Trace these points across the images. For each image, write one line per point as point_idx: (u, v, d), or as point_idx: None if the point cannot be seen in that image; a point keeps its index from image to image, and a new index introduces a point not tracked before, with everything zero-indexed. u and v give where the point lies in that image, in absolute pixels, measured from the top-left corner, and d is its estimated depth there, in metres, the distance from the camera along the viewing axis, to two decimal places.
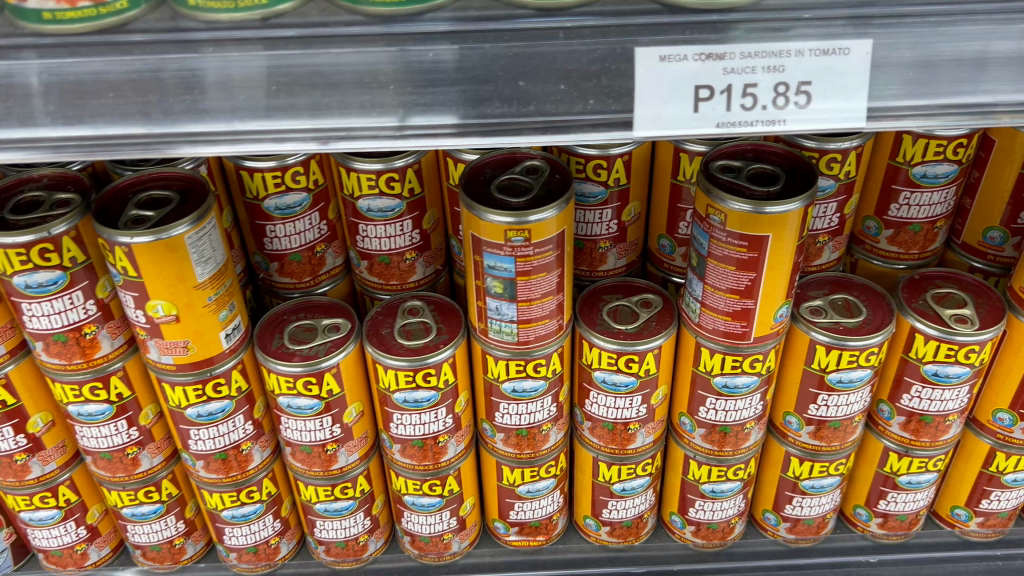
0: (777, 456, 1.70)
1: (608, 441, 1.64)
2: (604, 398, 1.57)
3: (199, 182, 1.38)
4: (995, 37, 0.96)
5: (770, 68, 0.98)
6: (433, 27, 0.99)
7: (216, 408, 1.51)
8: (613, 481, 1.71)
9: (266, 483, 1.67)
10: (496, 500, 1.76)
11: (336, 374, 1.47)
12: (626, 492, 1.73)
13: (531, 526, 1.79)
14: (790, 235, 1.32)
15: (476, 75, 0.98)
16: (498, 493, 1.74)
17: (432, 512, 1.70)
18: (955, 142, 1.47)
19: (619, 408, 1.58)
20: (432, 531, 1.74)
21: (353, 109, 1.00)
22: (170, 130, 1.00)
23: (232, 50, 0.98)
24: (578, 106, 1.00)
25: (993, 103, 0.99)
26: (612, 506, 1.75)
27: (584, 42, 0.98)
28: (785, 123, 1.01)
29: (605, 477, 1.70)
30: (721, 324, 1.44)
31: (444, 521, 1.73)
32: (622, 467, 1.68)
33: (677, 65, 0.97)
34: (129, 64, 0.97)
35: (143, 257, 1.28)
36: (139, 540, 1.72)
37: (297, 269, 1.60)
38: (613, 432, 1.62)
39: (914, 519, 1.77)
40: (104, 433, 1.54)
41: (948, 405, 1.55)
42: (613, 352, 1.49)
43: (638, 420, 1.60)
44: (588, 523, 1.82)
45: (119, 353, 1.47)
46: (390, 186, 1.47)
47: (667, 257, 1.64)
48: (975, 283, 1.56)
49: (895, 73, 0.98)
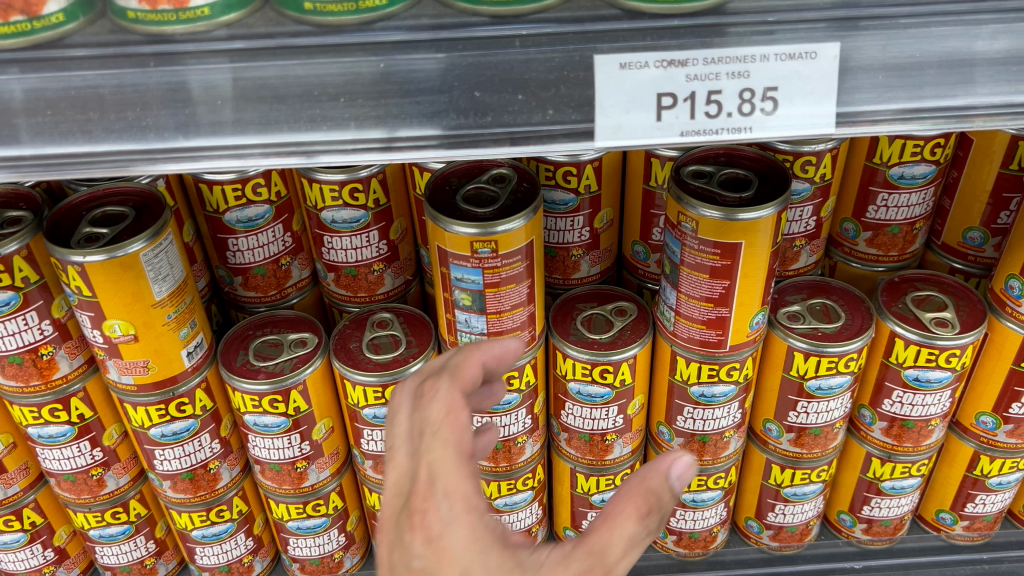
0: (757, 463, 1.67)
1: (585, 452, 1.60)
2: (579, 409, 1.53)
3: (155, 197, 1.35)
4: (967, 38, 0.92)
5: (734, 74, 0.94)
6: (385, 37, 0.93)
7: (181, 428, 1.47)
8: (592, 492, 1.67)
9: (237, 502, 1.63)
10: None
11: (303, 392, 1.43)
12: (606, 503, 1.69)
13: None
14: (763, 242, 1.28)
15: (429, 86, 0.93)
16: None
17: None
18: (932, 142, 1.43)
19: (595, 418, 1.54)
20: None
21: (302, 124, 0.94)
22: (113, 149, 0.94)
23: (173, 64, 0.92)
24: (537, 116, 0.95)
25: (968, 107, 0.94)
26: (592, 517, 1.72)
27: (541, 50, 0.93)
28: (752, 131, 0.96)
29: (583, 488, 1.67)
30: (696, 333, 1.40)
31: None
32: (601, 478, 1.65)
33: (638, 72, 0.93)
34: (67, 81, 0.91)
35: (96, 276, 1.24)
36: (108, 562, 1.68)
37: (262, 283, 1.56)
38: (591, 443, 1.58)
39: (899, 524, 1.74)
40: (66, 455, 1.50)
41: (930, 410, 1.51)
42: (587, 362, 1.45)
43: (616, 431, 1.56)
44: (569, 534, 1.78)
45: (79, 373, 1.43)
46: (354, 197, 1.44)
47: (642, 263, 1.61)
48: (955, 285, 1.53)
49: (865, 77, 0.94)
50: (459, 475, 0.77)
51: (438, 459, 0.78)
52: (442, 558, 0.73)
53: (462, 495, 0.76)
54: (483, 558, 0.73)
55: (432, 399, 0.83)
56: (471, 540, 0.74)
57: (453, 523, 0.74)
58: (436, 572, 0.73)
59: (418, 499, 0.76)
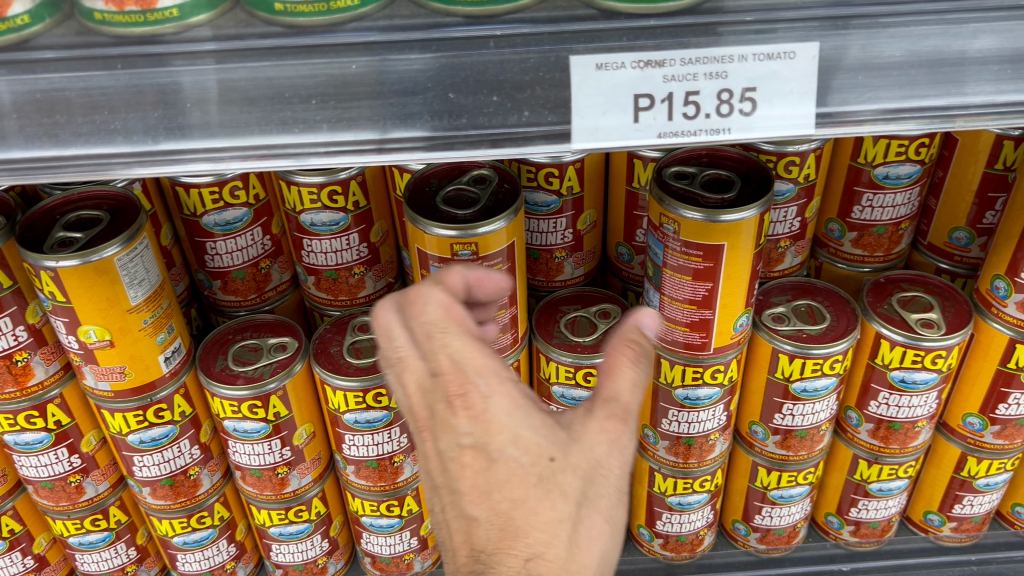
0: (744, 465, 1.66)
1: None
2: None
3: (130, 201, 1.33)
4: (948, 37, 0.91)
5: (712, 75, 0.92)
6: (356, 38, 0.92)
7: (160, 434, 1.45)
8: None
9: (218, 508, 1.61)
10: None
11: (283, 397, 1.42)
12: None
13: None
14: (746, 244, 1.27)
15: (401, 87, 0.91)
16: None
17: (390, 533, 1.65)
18: (917, 141, 1.42)
19: None
20: (392, 551, 1.69)
21: (273, 126, 0.92)
22: (80, 153, 0.91)
23: (140, 67, 0.90)
24: (513, 118, 0.93)
25: (950, 107, 0.93)
26: None
27: (516, 51, 0.91)
28: (730, 132, 0.95)
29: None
30: (680, 336, 1.39)
31: (404, 542, 1.67)
32: None
33: (614, 73, 0.91)
34: (33, 83, 0.89)
35: (71, 281, 1.22)
36: (89, 569, 1.66)
37: (242, 287, 1.55)
38: None
39: (886, 525, 1.73)
40: (43, 462, 1.48)
41: (917, 411, 1.50)
42: (570, 365, 1.44)
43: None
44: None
45: (55, 379, 1.41)
46: (333, 200, 1.42)
47: (626, 265, 1.60)
48: (941, 285, 1.52)
49: (844, 77, 0.92)
50: (481, 354, 0.81)
51: (457, 350, 0.81)
52: (492, 427, 0.77)
53: (492, 371, 0.80)
54: (528, 419, 0.79)
55: (423, 304, 0.86)
56: (514, 406, 0.79)
57: (493, 395, 0.78)
58: (487, 441, 0.77)
59: (453, 387, 0.79)
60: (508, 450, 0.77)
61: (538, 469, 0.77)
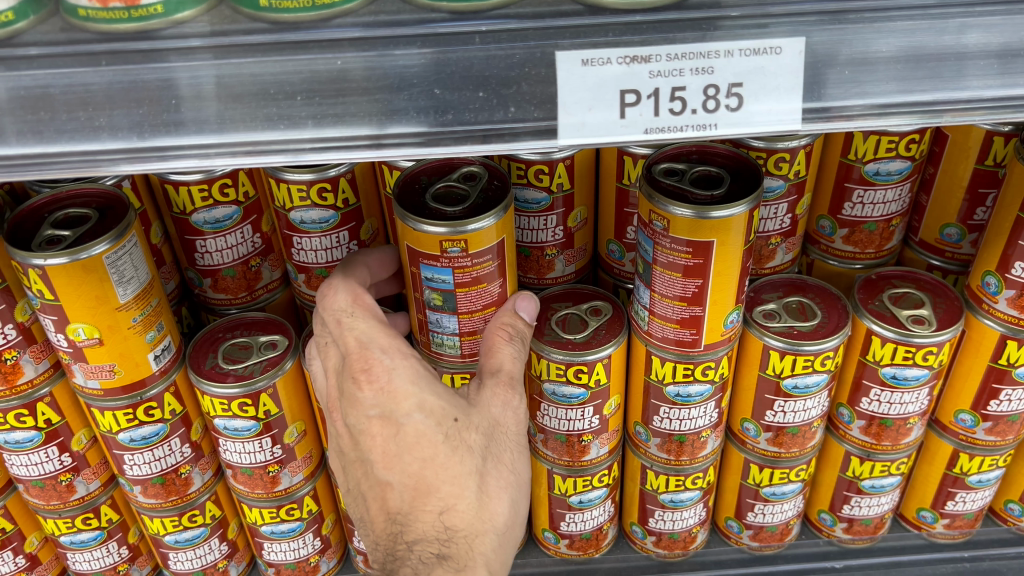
0: (736, 462, 1.66)
1: (562, 453, 1.58)
2: (555, 410, 1.51)
3: (119, 199, 1.33)
4: (934, 32, 0.90)
5: (697, 70, 0.92)
6: (341, 34, 0.91)
7: (150, 432, 1.45)
8: (570, 493, 1.65)
9: (209, 506, 1.61)
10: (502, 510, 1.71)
11: (273, 395, 1.41)
12: (584, 504, 1.68)
13: None
14: (736, 240, 1.27)
15: (387, 83, 0.91)
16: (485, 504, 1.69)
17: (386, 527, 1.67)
18: (907, 138, 1.42)
19: (571, 419, 1.52)
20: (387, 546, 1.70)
21: (259, 123, 0.92)
22: (65, 150, 0.91)
23: (124, 63, 0.90)
24: (498, 114, 0.93)
25: (935, 102, 0.93)
26: (569, 518, 1.70)
27: (501, 47, 0.91)
28: (717, 128, 0.94)
29: (561, 490, 1.65)
30: (670, 333, 1.39)
31: None
32: (578, 479, 1.63)
33: (600, 69, 0.91)
34: (17, 80, 0.89)
35: (59, 279, 1.21)
36: (81, 569, 1.66)
37: (232, 285, 1.55)
38: (567, 444, 1.56)
39: (879, 522, 1.73)
40: (33, 461, 1.47)
41: (908, 408, 1.50)
42: (562, 363, 1.43)
43: (592, 431, 1.55)
44: (547, 536, 1.76)
45: (45, 378, 1.41)
46: (323, 197, 1.42)
47: (617, 262, 1.59)
48: (932, 282, 1.52)
49: (831, 73, 0.92)
50: (385, 335, 1.16)
51: (361, 333, 1.17)
52: (397, 397, 1.11)
53: (396, 349, 1.15)
54: (429, 389, 1.13)
55: (334, 293, 1.24)
56: (415, 377, 1.13)
57: (396, 367, 1.13)
58: (394, 405, 1.10)
59: (357, 363, 1.13)
60: (413, 416, 1.10)
61: (444, 431, 1.11)
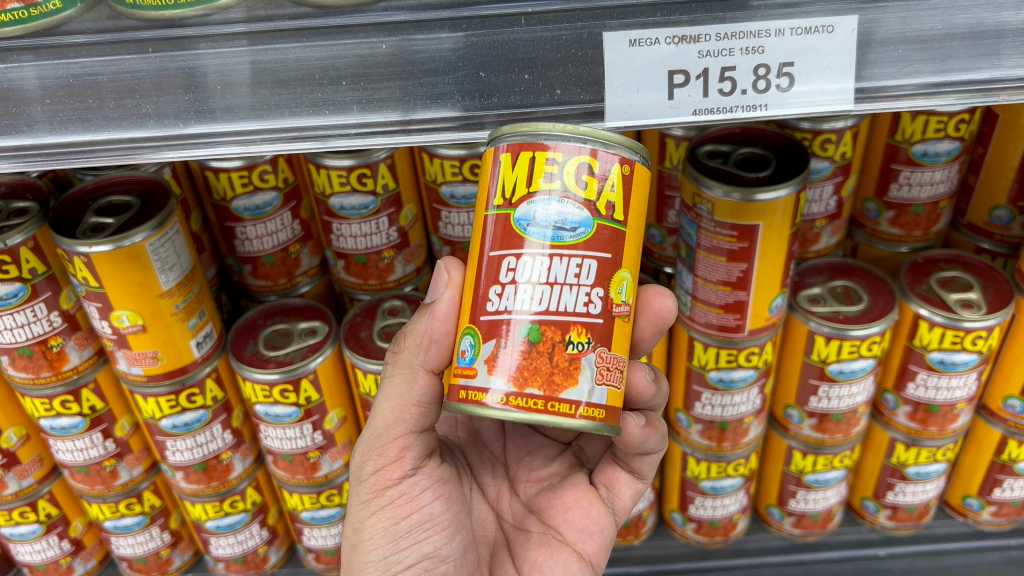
0: (778, 449, 1.64)
1: (715, 439, 1.57)
2: (717, 397, 1.50)
3: (160, 186, 1.34)
4: (991, 9, 0.85)
5: (748, 50, 0.87)
6: (386, 17, 0.86)
7: (192, 419, 1.45)
8: (702, 478, 1.64)
9: (250, 492, 1.62)
10: (777, 486, 1.70)
11: (313, 381, 1.41)
12: (716, 491, 1.65)
13: (710, 525, 1.72)
14: (782, 223, 1.25)
15: (435, 67, 0.87)
16: (780, 479, 1.68)
17: (728, 493, 1.66)
18: (957, 117, 1.39)
19: (733, 404, 1.51)
20: (720, 514, 1.70)
21: (304, 108, 0.88)
22: (113, 138, 0.89)
23: (169, 50, 0.86)
24: (544, 97, 0.89)
25: (993, 80, 0.88)
26: (700, 503, 1.69)
27: (548, 28, 0.85)
28: (767, 109, 0.90)
29: (693, 474, 1.64)
30: (713, 318, 1.37)
31: (735, 504, 1.69)
32: (714, 465, 1.61)
33: (648, 50, 0.86)
34: (65, 68, 0.86)
35: (103, 267, 1.22)
36: (124, 553, 1.68)
37: (272, 271, 1.55)
38: (725, 429, 1.54)
39: (925, 510, 1.70)
40: (78, 447, 1.49)
41: (956, 393, 1.47)
42: (715, 347, 1.42)
43: (686, 405, 1.55)
44: (674, 517, 1.76)
45: (89, 365, 1.42)
46: (362, 182, 1.41)
47: (658, 247, 1.56)
48: (980, 265, 1.49)
49: (884, 51, 0.87)
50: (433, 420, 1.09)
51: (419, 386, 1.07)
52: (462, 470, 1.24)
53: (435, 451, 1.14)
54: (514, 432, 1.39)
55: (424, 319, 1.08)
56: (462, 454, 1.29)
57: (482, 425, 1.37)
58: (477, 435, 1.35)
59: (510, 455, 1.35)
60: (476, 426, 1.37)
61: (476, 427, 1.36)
